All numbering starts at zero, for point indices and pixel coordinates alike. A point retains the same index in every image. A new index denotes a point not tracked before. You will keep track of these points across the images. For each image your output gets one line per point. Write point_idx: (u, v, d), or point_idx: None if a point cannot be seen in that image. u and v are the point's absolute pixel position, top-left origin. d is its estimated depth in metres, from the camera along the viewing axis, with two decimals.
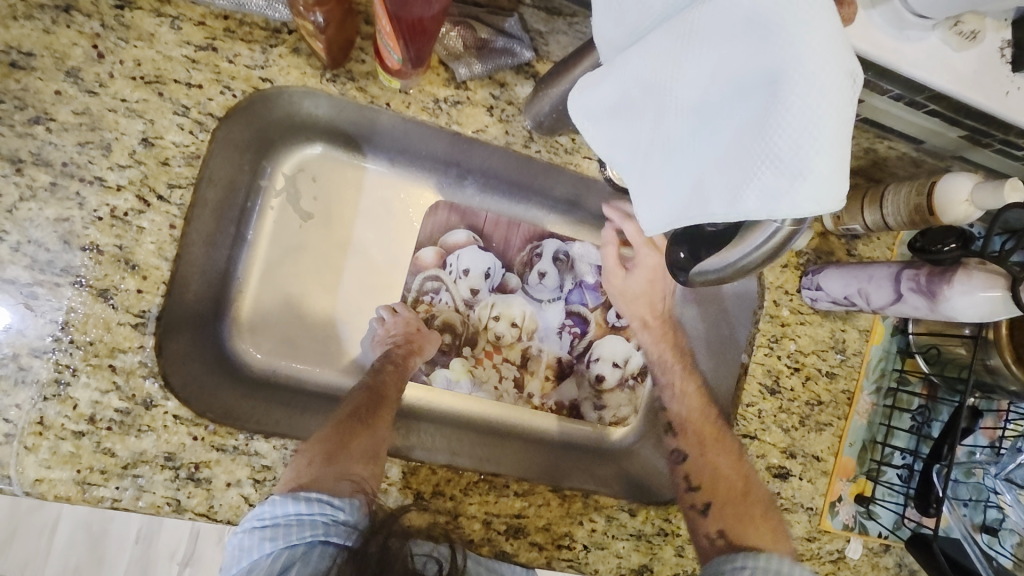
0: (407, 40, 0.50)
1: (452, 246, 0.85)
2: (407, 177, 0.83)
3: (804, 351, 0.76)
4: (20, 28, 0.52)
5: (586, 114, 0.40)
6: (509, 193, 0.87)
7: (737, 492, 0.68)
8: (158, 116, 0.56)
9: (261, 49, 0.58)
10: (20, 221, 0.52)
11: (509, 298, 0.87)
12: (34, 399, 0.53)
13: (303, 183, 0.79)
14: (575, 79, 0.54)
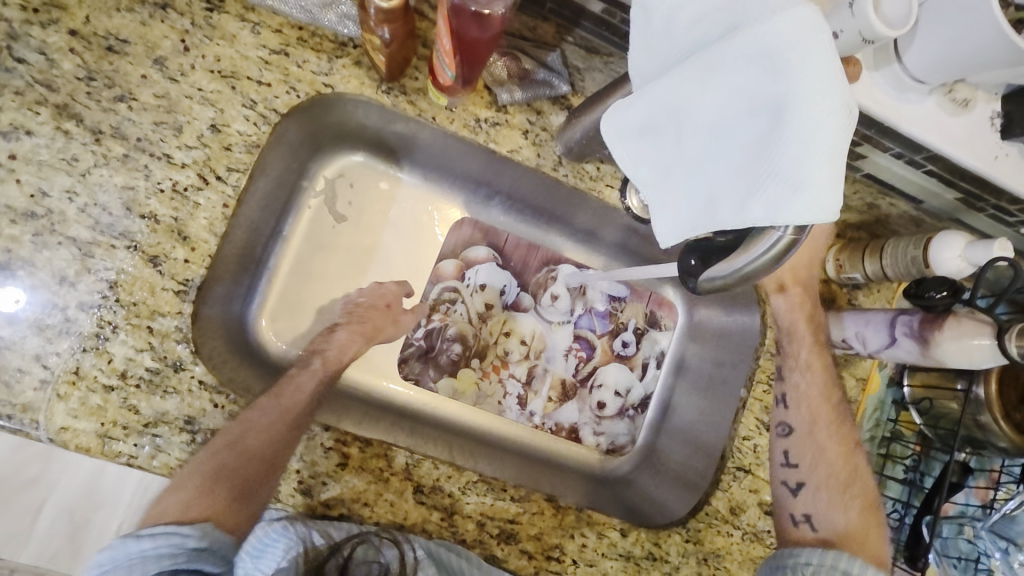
0: (463, 58, 0.55)
1: (472, 260, 0.90)
2: (437, 193, 0.89)
3: None
4: (121, 19, 0.59)
5: (616, 134, 0.44)
6: (531, 218, 0.92)
7: (840, 479, 0.70)
8: (228, 106, 0.61)
9: (327, 58, 0.64)
10: (92, 186, 0.58)
11: (522, 316, 0.91)
12: (74, 349, 0.56)
13: (342, 187, 0.85)
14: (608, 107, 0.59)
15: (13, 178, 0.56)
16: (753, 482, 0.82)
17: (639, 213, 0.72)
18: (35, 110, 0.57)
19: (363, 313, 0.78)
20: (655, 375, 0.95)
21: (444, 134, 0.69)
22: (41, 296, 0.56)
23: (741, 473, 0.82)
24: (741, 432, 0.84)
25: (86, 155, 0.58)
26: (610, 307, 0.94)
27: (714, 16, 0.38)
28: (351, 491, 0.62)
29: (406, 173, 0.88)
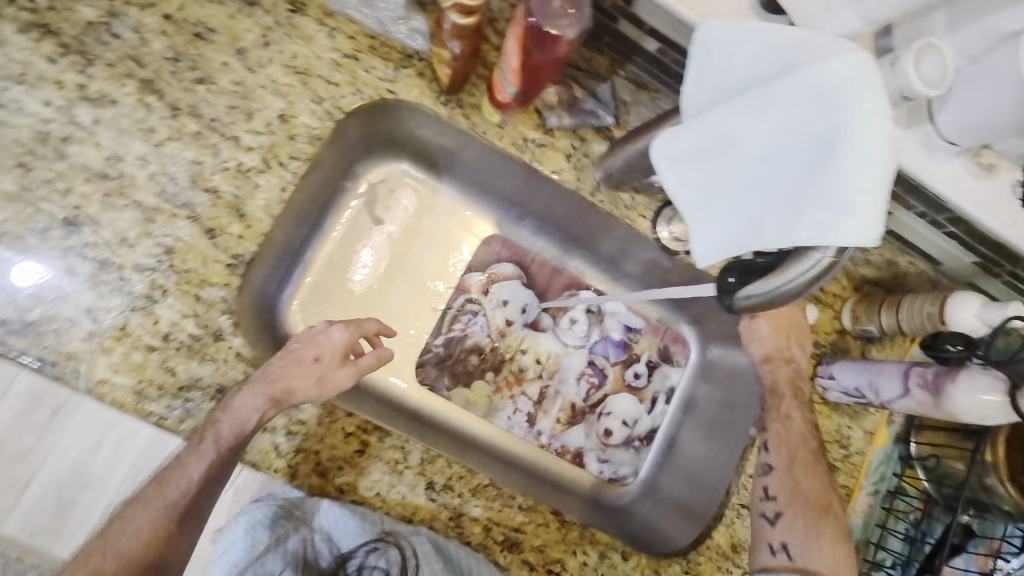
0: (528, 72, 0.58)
1: (498, 276, 0.93)
2: (471, 207, 0.93)
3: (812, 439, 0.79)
4: (212, 10, 0.64)
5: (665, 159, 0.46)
6: (559, 240, 0.94)
7: (816, 508, 0.68)
8: (298, 100, 0.65)
9: (393, 67, 0.68)
10: (164, 157, 0.61)
11: (539, 336, 0.93)
12: (123, 307, 0.59)
13: (383, 192, 0.89)
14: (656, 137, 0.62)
15: (92, 140, 0.60)
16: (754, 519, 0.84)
17: (668, 244, 0.75)
18: (122, 82, 0.61)
19: (275, 366, 0.59)
20: (663, 411, 0.95)
21: (492, 148, 0.72)
22: (102, 253, 0.59)
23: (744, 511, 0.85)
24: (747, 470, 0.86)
25: (161, 127, 0.62)
26: (626, 337, 0.96)
27: (771, 56, 0.42)
28: (367, 481, 0.63)
29: (444, 184, 0.91)
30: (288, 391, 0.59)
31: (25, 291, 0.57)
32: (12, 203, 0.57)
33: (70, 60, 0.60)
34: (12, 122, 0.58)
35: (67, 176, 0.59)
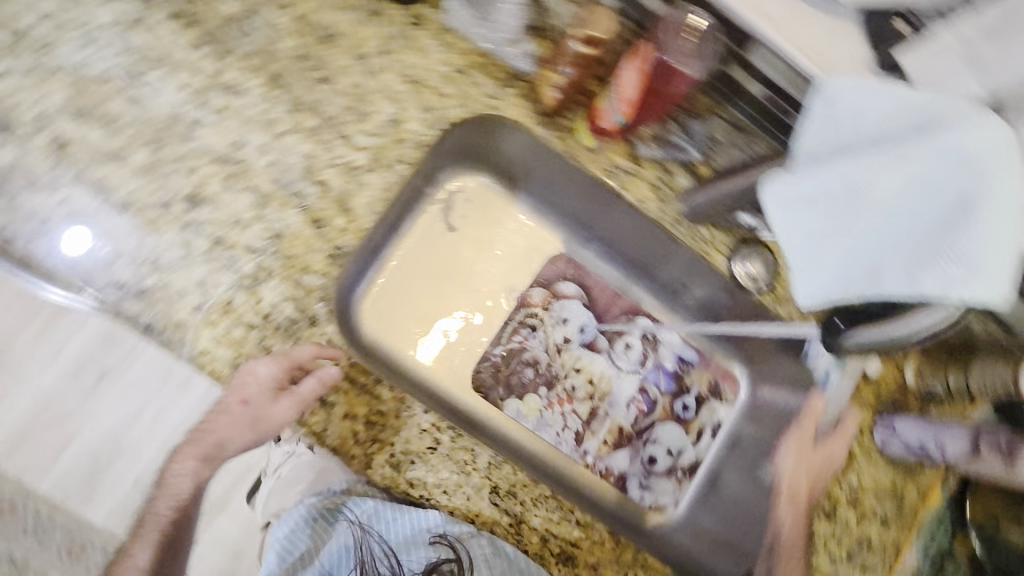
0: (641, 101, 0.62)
1: (560, 294, 0.94)
2: (541, 225, 0.94)
3: (865, 490, 0.79)
4: (340, 16, 0.67)
5: (777, 200, 0.50)
6: (623, 267, 0.96)
7: None
8: (409, 107, 0.69)
9: (499, 85, 0.71)
10: (282, 148, 0.65)
11: (594, 357, 0.93)
12: (231, 284, 0.62)
13: (460, 202, 0.92)
14: (751, 177, 0.64)
15: (220, 125, 0.63)
16: None
17: (741, 282, 0.76)
18: (253, 74, 0.65)
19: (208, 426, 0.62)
20: (709, 444, 0.94)
21: (580, 171, 0.75)
22: (217, 230, 0.63)
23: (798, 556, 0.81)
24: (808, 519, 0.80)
25: (283, 119, 0.65)
26: (678, 368, 0.95)
27: (905, 115, 0.44)
28: (436, 477, 0.66)
29: (518, 200, 0.93)
30: (220, 445, 0.62)
31: (146, 260, 0.61)
32: (142, 175, 0.61)
33: (209, 49, 0.64)
34: (151, 101, 0.62)
35: (195, 156, 0.63)
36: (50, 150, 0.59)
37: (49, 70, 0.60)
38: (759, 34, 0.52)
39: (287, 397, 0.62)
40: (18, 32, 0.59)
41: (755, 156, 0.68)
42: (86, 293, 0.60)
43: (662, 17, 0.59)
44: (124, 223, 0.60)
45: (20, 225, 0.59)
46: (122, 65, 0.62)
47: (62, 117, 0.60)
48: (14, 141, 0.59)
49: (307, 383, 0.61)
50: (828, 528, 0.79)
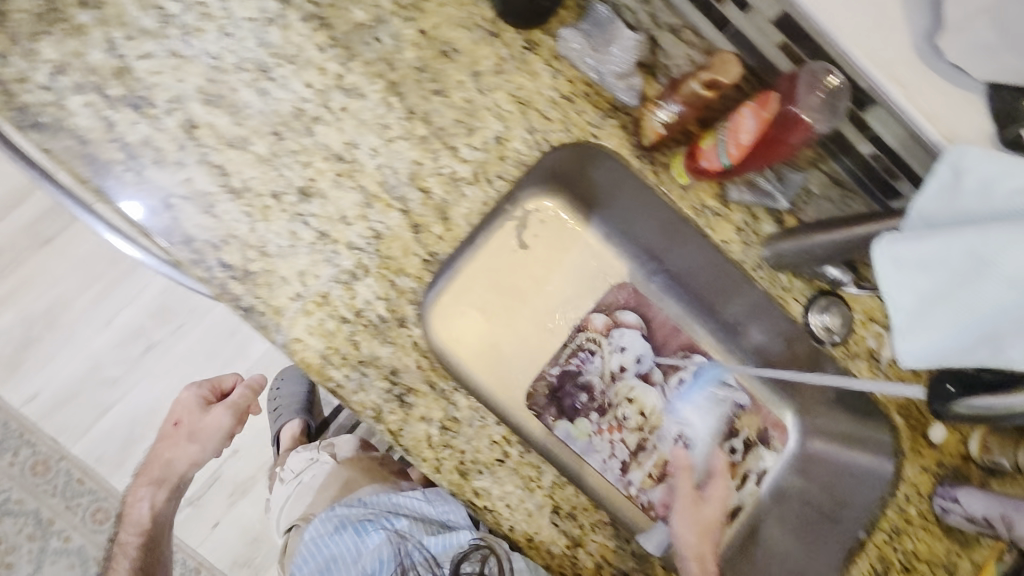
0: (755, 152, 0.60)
1: (621, 322, 0.96)
2: (610, 253, 0.96)
3: (919, 557, 0.79)
4: (460, 34, 0.71)
5: (892, 257, 0.51)
6: (684, 303, 0.98)
7: None
8: (514, 126, 0.71)
9: (601, 115, 0.74)
10: (392, 152, 0.67)
11: (648, 389, 0.96)
12: (330, 277, 0.64)
13: (534, 222, 0.91)
14: (851, 233, 0.65)
15: (337, 125, 0.66)
16: None
17: (816, 332, 0.77)
18: (373, 79, 0.68)
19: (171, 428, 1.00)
20: (752, 491, 0.93)
21: (669, 206, 0.76)
22: (321, 223, 0.65)
23: None
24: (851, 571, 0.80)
25: (396, 125, 0.68)
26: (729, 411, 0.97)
27: None
28: (501, 490, 0.66)
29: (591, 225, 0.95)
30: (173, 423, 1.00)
31: (255, 246, 0.63)
32: (261, 164, 0.64)
33: (336, 52, 0.67)
34: (277, 95, 0.65)
35: (311, 151, 0.65)
36: (181, 131, 0.62)
37: (188, 56, 0.63)
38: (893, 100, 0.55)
39: (219, 404, 0.92)
40: (164, 17, 0.62)
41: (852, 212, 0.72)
42: (191, 270, 0.61)
43: (798, 67, 0.55)
44: (237, 208, 0.63)
45: (141, 197, 0.60)
46: (255, 58, 0.64)
47: (195, 101, 0.62)
48: (148, 119, 0.61)
49: (235, 390, 0.91)
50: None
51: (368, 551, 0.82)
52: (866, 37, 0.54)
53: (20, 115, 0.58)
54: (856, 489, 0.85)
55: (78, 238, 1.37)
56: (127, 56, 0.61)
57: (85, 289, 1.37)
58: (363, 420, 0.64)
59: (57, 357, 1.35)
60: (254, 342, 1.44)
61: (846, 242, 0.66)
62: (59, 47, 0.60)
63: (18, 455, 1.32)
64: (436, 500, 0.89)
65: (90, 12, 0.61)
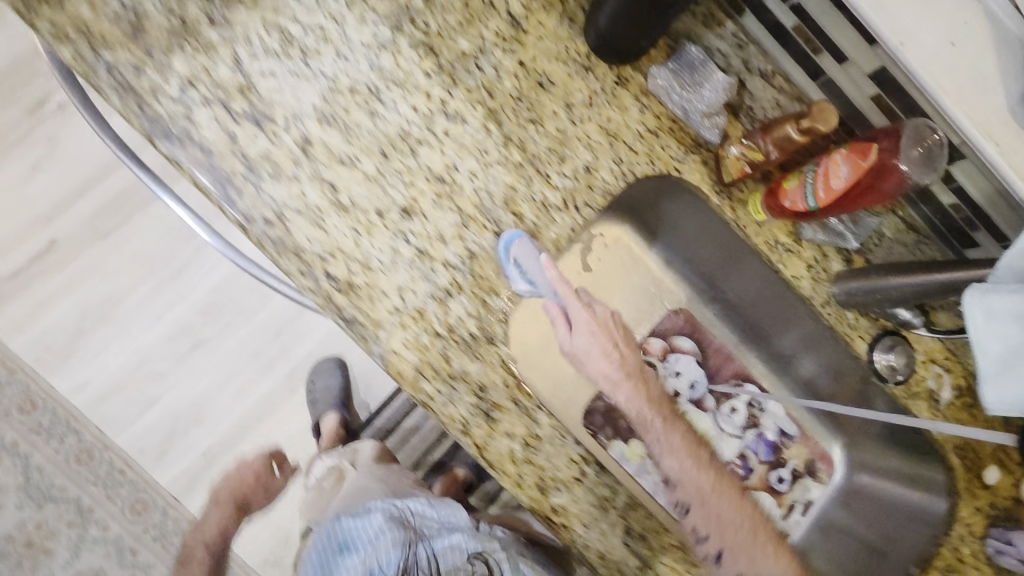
0: (843, 198, 0.63)
1: (678, 347, 0.89)
2: (666, 279, 0.88)
3: None
4: (556, 67, 0.74)
5: (984, 309, 0.54)
6: (740, 329, 0.91)
7: (743, 533, 0.69)
8: (602, 157, 0.74)
9: (684, 150, 0.77)
10: (488, 176, 0.70)
11: (700, 414, 0.90)
12: (426, 294, 0.67)
13: (597, 247, 0.79)
14: (932, 277, 0.68)
15: (440, 148, 0.69)
16: None
17: (880, 370, 0.80)
18: (474, 106, 0.71)
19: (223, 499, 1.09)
20: (797, 520, 0.90)
21: (744, 242, 0.79)
22: (419, 240, 0.68)
23: None
24: None
25: (493, 151, 0.71)
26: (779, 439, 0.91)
27: None
28: (578, 509, 0.68)
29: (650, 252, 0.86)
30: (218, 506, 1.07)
31: (358, 260, 0.66)
32: (368, 183, 0.67)
33: (441, 78, 0.70)
34: (386, 117, 0.68)
35: (414, 172, 0.68)
36: (297, 147, 0.65)
37: (306, 76, 0.66)
38: (988, 155, 0.56)
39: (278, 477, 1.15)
40: (286, 38, 0.66)
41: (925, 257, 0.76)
42: (300, 279, 0.64)
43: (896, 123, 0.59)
44: (344, 223, 0.66)
45: (257, 208, 0.64)
46: (367, 81, 0.68)
47: (310, 119, 0.66)
48: (267, 134, 0.64)
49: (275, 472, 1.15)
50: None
51: (381, 542, 0.82)
52: (965, 92, 0.55)
53: (152, 125, 0.62)
54: (903, 525, 0.86)
55: (136, 234, 1.42)
56: (251, 74, 0.64)
57: (139, 284, 1.41)
58: (450, 431, 0.66)
59: (108, 347, 1.38)
60: (297, 344, 1.46)
61: (927, 288, 0.69)
62: (189, 62, 0.63)
63: (63, 442, 1.35)
64: (437, 505, 0.92)
65: (218, 30, 0.64)
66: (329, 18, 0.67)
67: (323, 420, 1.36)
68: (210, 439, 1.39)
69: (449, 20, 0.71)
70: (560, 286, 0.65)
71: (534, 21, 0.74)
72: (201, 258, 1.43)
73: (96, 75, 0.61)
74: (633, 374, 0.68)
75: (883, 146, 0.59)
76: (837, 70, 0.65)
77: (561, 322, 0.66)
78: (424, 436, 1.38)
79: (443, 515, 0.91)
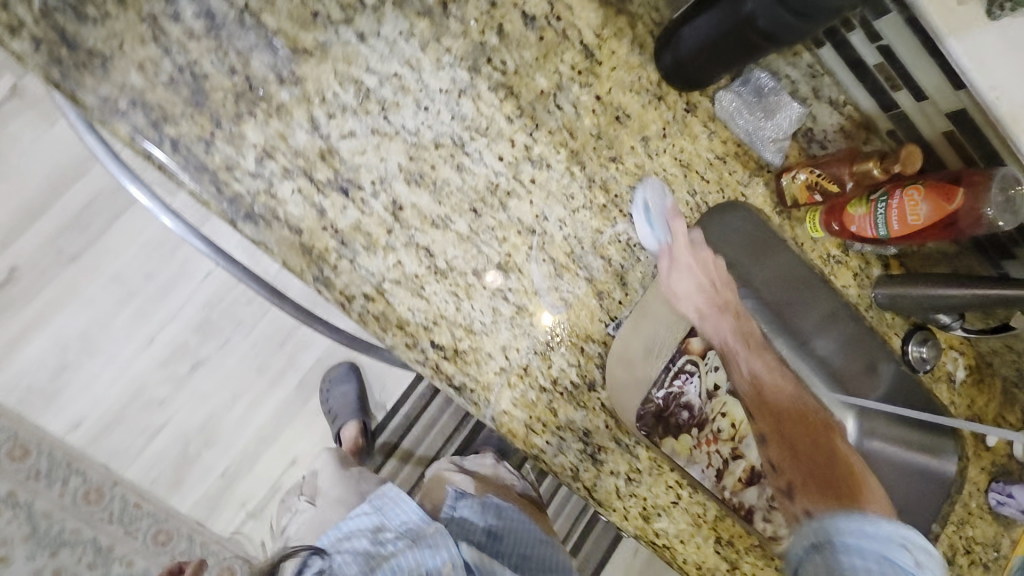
0: (917, 231, 0.69)
1: None
2: None
3: (975, 540, 0.96)
4: (631, 98, 0.71)
5: None
6: (769, 319, 0.90)
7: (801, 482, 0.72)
8: (679, 189, 0.74)
9: (749, 174, 0.78)
10: (576, 222, 0.69)
11: None
12: (529, 350, 0.66)
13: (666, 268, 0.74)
14: (978, 292, 0.77)
15: (529, 198, 0.67)
16: None
17: (912, 361, 0.88)
18: (558, 149, 0.68)
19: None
20: None
21: (803, 259, 0.83)
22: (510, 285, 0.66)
23: None
24: None
25: (579, 195, 0.69)
26: None
27: None
28: (675, 529, 0.74)
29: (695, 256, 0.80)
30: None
31: (461, 324, 0.64)
32: (463, 243, 0.64)
33: (523, 122, 0.66)
34: (473, 170, 0.64)
35: (506, 227, 0.66)
36: (388, 213, 0.61)
37: (388, 133, 0.61)
38: None
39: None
40: (363, 91, 0.60)
41: (957, 270, 0.83)
42: (407, 352, 0.63)
43: (975, 172, 0.65)
44: (444, 289, 0.63)
45: (356, 284, 0.60)
46: (451, 132, 0.63)
47: (398, 181, 0.61)
48: (356, 203, 0.60)
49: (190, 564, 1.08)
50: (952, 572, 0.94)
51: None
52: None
53: (232, 207, 0.56)
54: (924, 487, 0.96)
55: (107, 254, 1.29)
56: (331, 136, 0.59)
57: (119, 309, 1.30)
58: (561, 478, 0.69)
59: (97, 379, 1.29)
60: (304, 352, 1.37)
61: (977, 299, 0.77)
62: (263, 129, 0.56)
63: (68, 484, 1.29)
64: (385, 504, 0.82)
65: (289, 89, 0.57)
66: (404, 64, 0.61)
67: (343, 429, 1.27)
68: (225, 460, 1.31)
69: (526, 56, 0.66)
70: (674, 223, 0.72)
71: (608, 50, 0.70)
72: (185, 273, 1.32)
73: (162, 155, 0.54)
74: (724, 307, 0.74)
75: (966, 193, 0.65)
76: (911, 106, 0.68)
77: (663, 261, 0.71)
78: (442, 428, 1.34)
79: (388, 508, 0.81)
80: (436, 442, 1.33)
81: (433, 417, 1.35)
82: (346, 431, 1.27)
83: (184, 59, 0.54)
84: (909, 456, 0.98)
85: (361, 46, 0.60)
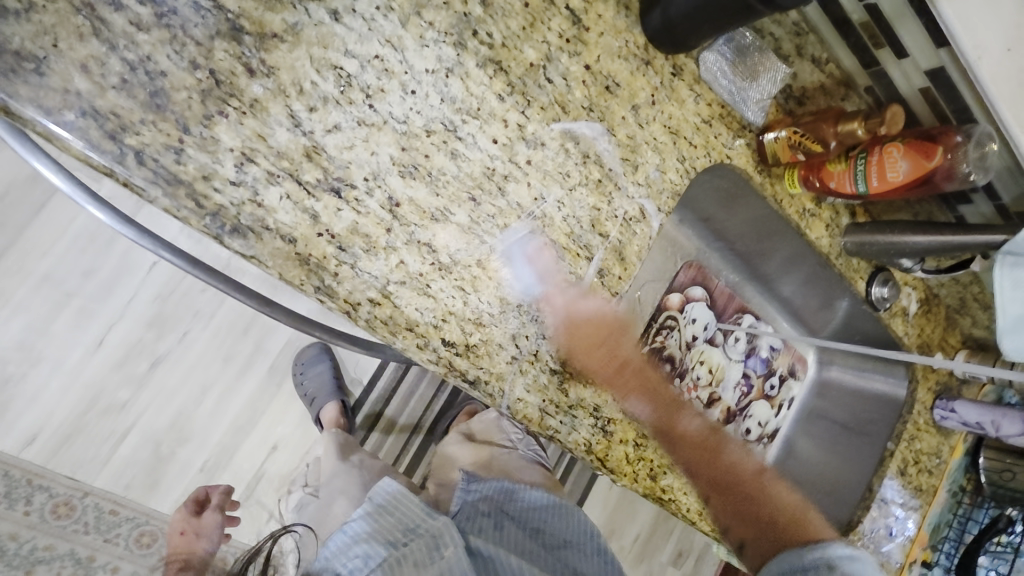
0: (894, 187, 0.72)
1: (691, 297, 0.92)
2: (680, 239, 0.87)
3: (923, 451, 0.98)
4: (619, 65, 0.68)
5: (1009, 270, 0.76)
6: (742, 271, 0.96)
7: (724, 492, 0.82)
8: (669, 157, 0.73)
9: (733, 136, 0.77)
10: (573, 201, 0.67)
11: (713, 350, 0.94)
12: (538, 335, 0.65)
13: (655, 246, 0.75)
14: (942, 237, 0.80)
15: (526, 180, 0.64)
16: (884, 510, 0.93)
17: (874, 300, 0.91)
18: (551, 125, 0.65)
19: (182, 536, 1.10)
20: (785, 415, 1.02)
21: (780, 213, 0.82)
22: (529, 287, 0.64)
23: (881, 502, 0.93)
24: (889, 471, 0.94)
25: (575, 172, 0.67)
26: (769, 356, 1.00)
27: None
28: (681, 485, 0.76)
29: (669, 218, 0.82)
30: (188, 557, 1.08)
31: (470, 318, 0.61)
32: (465, 235, 0.60)
33: (514, 99, 0.62)
34: (468, 156, 0.61)
35: (506, 213, 0.63)
36: (386, 211, 0.57)
37: (376, 123, 0.56)
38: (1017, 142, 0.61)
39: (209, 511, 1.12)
40: (344, 78, 0.54)
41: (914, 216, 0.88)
42: (419, 353, 0.60)
43: (947, 130, 0.69)
44: (449, 285, 0.60)
45: (360, 290, 0.56)
46: (442, 116, 0.59)
47: (392, 175, 0.57)
48: (350, 203, 0.55)
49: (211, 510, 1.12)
50: (902, 482, 0.95)
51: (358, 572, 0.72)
52: (1017, 100, 0.59)
53: (214, 221, 0.50)
54: (879, 411, 0.97)
55: (33, 254, 1.20)
56: (315, 132, 0.53)
57: (57, 314, 1.21)
58: (575, 454, 0.69)
59: (46, 390, 1.20)
60: (271, 338, 1.31)
61: (938, 245, 0.81)
62: (238, 130, 0.51)
63: (32, 503, 1.22)
64: (386, 502, 0.80)
65: (261, 81, 0.51)
66: (385, 44, 0.56)
67: (322, 413, 1.21)
68: (203, 454, 1.26)
69: (512, 27, 0.62)
70: (548, 279, 0.65)
71: (594, 14, 0.66)
72: (128, 265, 1.24)
73: (124, 168, 0.48)
74: (608, 341, 0.70)
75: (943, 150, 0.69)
76: (891, 62, 0.70)
77: (546, 311, 0.65)
78: (420, 398, 1.32)
79: (393, 510, 0.79)
80: (417, 411, 1.32)
81: (411, 385, 1.33)
82: (325, 412, 1.21)
83: (135, 54, 0.48)
84: (862, 383, 0.99)
85: (337, 26, 0.54)
